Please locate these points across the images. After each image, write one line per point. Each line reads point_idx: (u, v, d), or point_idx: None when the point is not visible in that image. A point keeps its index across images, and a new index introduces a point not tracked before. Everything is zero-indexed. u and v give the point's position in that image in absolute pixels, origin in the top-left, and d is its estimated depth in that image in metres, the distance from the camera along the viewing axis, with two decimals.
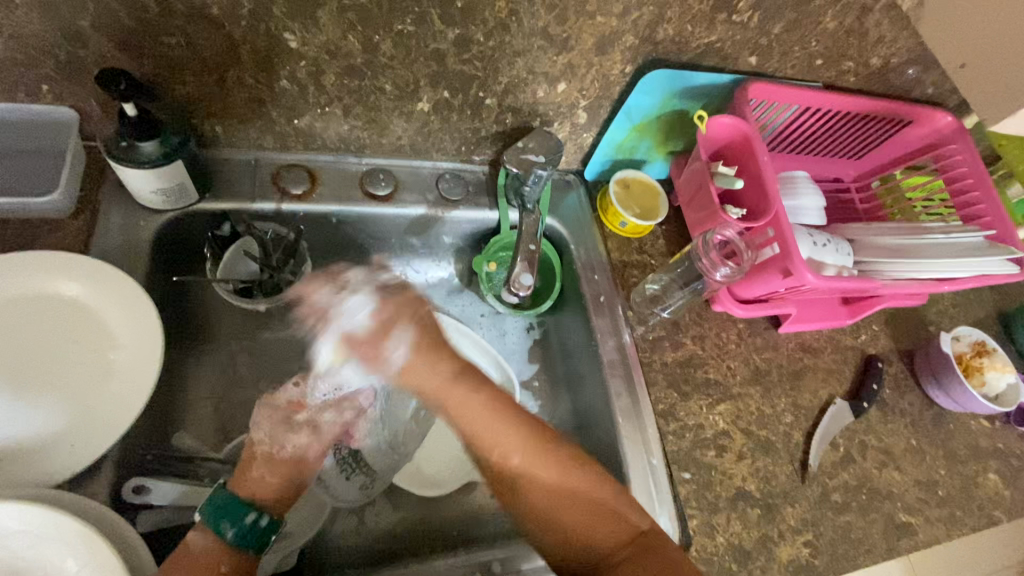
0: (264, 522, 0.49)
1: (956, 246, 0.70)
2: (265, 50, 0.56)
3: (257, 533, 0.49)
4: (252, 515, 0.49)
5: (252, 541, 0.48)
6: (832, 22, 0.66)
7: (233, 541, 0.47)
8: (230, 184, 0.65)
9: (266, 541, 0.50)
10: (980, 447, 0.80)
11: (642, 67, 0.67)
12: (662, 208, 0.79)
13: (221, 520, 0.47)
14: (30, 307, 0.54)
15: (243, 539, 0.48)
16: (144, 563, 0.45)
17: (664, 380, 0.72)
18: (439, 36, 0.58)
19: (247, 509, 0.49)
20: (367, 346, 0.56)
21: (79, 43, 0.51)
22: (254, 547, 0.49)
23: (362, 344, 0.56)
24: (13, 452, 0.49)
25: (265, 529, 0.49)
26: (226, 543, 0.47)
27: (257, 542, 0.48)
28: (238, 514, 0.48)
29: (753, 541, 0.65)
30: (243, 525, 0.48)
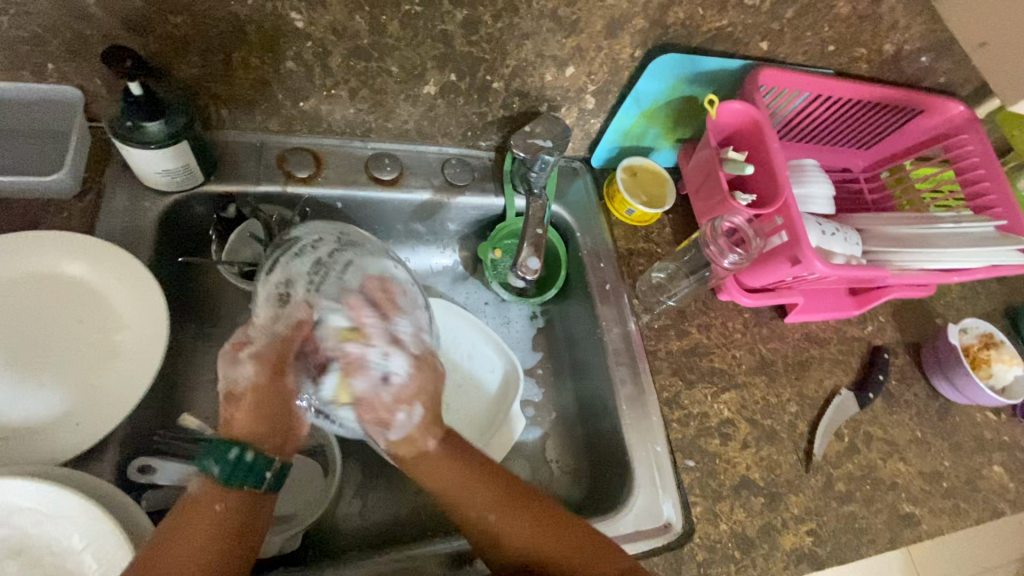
0: (249, 455, 0.46)
1: (968, 236, 0.69)
2: (271, 30, 0.55)
3: (245, 468, 0.45)
4: (237, 450, 0.46)
5: (241, 477, 0.45)
6: (846, 6, 0.65)
7: (222, 476, 0.45)
8: (235, 168, 0.65)
9: (260, 475, 0.46)
10: (985, 439, 0.80)
11: (651, 52, 0.66)
12: (670, 195, 0.78)
13: (206, 459, 0.45)
14: (36, 285, 0.53)
15: (231, 474, 0.45)
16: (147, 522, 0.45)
17: (669, 368, 0.71)
18: (447, 17, 0.58)
19: (227, 445, 0.46)
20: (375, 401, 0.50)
21: (84, 20, 0.51)
22: (247, 484, 0.45)
23: (376, 406, 0.50)
24: (20, 431, 0.49)
25: (254, 463, 0.46)
26: (216, 480, 0.45)
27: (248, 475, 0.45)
28: (221, 450, 0.45)
29: (756, 529, 0.65)
30: (228, 460, 0.45)
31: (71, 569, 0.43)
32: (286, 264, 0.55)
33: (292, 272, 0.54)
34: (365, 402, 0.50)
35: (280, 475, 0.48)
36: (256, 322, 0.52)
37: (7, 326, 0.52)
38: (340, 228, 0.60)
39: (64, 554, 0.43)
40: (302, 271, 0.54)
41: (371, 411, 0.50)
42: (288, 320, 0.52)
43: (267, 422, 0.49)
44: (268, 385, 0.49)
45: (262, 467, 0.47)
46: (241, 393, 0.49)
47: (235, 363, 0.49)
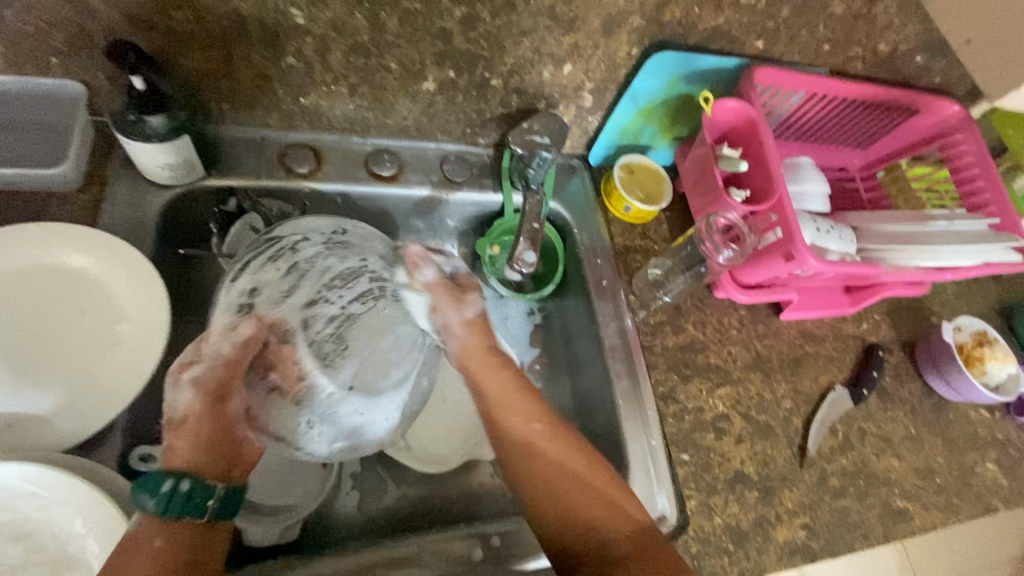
0: (185, 485, 0.43)
1: (960, 234, 0.70)
2: (272, 26, 0.56)
3: (184, 499, 0.43)
4: (171, 482, 0.43)
5: (180, 509, 0.43)
6: (841, 5, 0.66)
7: (157, 510, 0.42)
8: (236, 162, 0.66)
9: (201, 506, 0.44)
10: (979, 436, 0.80)
11: (648, 50, 0.67)
12: (666, 193, 0.79)
13: (136, 495, 0.42)
14: (38, 276, 0.54)
15: (167, 507, 0.42)
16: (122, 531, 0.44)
17: (665, 364, 0.72)
18: (446, 14, 0.58)
19: (160, 477, 0.43)
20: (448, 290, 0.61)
21: (88, 15, 0.52)
22: (187, 515, 0.43)
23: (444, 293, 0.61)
24: (22, 419, 0.50)
25: (193, 492, 0.44)
26: (151, 515, 0.42)
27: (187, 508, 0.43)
28: (153, 483, 0.43)
29: (750, 522, 0.66)
30: (162, 493, 0.42)
31: (73, 553, 0.44)
32: (257, 270, 0.56)
33: (256, 279, 0.55)
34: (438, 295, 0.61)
35: (228, 499, 0.46)
36: (210, 338, 0.51)
37: (10, 316, 0.53)
38: (338, 222, 0.62)
39: (65, 539, 0.44)
40: (273, 278, 0.57)
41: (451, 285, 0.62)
42: (240, 334, 0.53)
43: (215, 447, 0.48)
44: (208, 412, 0.48)
45: (203, 496, 0.44)
46: (179, 420, 0.48)
47: (175, 389, 0.49)
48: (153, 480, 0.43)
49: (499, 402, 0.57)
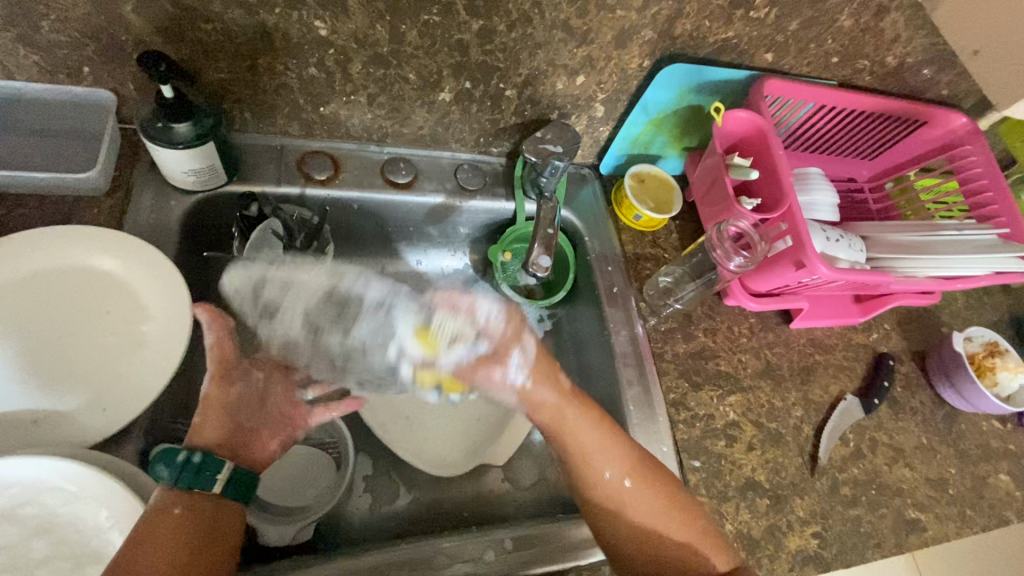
0: (196, 457, 0.46)
1: (969, 243, 0.70)
2: (296, 37, 0.58)
3: (193, 471, 0.45)
4: (184, 454, 0.46)
5: (191, 480, 0.45)
6: (849, 19, 0.67)
7: (170, 480, 0.45)
8: (257, 169, 0.68)
9: (209, 478, 0.46)
10: (991, 447, 0.80)
11: (659, 62, 0.69)
12: (676, 202, 0.80)
13: (155, 464, 0.45)
14: (65, 277, 0.56)
15: (181, 478, 0.45)
16: None
17: (675, 370, 0.73)
18: (463, 27, 0.60)
19: (176, 449, 0.46)
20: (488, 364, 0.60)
21: (121, 26, 0.54)
22: (196, 487, 0.45)
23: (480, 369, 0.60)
24: (48, 416, 0.51)
25: (202, 465, 0.46)
26: (166, 484, 0.45)
27: (196, 479, 0.45)
28: (170, 454, 0.46)
29: (762, 530, 0.66)
30: (176, 464, 0.45)
31: (97, 548, 0.45)
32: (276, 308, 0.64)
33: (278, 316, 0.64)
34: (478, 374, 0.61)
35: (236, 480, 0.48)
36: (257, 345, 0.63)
37: (37, 316, 0.54)
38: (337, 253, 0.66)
39: (91, 532, 0.45)
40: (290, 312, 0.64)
41: (486, 359, 0.60)
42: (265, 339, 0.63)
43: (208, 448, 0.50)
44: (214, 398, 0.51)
45: (213, 470, 0.47)
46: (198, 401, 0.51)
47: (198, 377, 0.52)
48: (169, 451, 0.46)
49: (580, 452, 0.57)
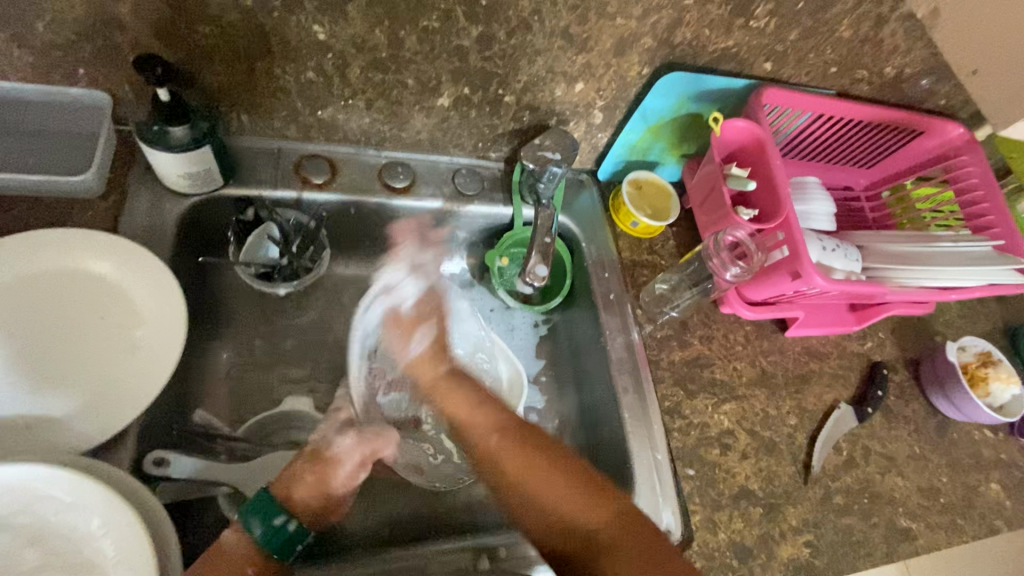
0: (291, 527, 0.49)
1: (964, 255, 0.71)
2: (293, 41, 0.58)
3: (282, 538, 0.49)
4: (281, 518, 0.49)
5: (278, 544, 0.49)
6: (848, 30, 0.67)
7: (261, 538, 0.48)
8: (253, 172, 0.67)
9: (290, 548, 0.49)
10: (983, 456, 0.81)
11: (658, 69, 0.69)
12: (673, 209, 0.80)
13: (253, 517, 0.48)
14: (59, 282, 0.56)
15: (269, 540, 0.48)
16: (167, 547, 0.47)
17: (671, 378, 0.73)
18: (463, 33, 0.60)
19: (275, 510, 0.49)
20: (404, 325, 0.67)
21: (116, 28, 0.53)
22: (277, 553, 0.49)
23: (404, 321, 0.67)
24: (38, 422, 0.51)
25: (292, 536, 0.49)
26: (253, 540, 0.48)
27: (282, 547, 0.49)
28: (269, 514, 0.49)
29: (754, 539, 0.66)
30: (273, 526, 0.48)
31: (88, 558, 0.44)
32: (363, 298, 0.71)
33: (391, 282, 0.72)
34: (395, 330, 0.67)
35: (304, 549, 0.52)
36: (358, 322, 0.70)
37: (30, 320, 0.54)
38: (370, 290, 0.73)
39: (82, 540, 0.44)
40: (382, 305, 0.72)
41: (396, 321, 0.67)
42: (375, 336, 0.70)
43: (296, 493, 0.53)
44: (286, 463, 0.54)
45: (297, 540, 0.50)
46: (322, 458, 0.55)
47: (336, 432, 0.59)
48: (270, 512, 0.48)
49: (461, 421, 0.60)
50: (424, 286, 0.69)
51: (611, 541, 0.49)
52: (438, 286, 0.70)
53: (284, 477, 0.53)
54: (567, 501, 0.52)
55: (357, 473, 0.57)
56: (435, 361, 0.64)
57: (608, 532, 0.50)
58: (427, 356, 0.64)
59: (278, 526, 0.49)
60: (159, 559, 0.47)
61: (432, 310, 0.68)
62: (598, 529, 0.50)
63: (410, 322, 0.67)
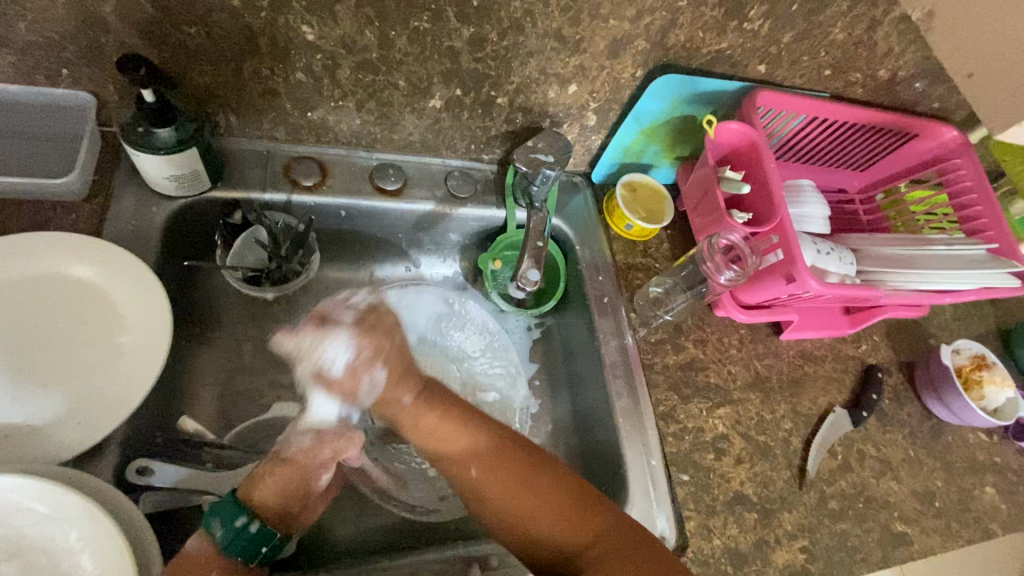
0: (253, 528, 0.47)
1: (960, 258, 0.71)
2: (282, 42, 0.57)
3: (245, 539, 0.47)
4: (243, 519, 0.47)
5: (240, 546, 0.46)
6: (842, 32, 0.67)
7: (222, 540, 0.46)
8: (241, 174, 0.66)
9: (256, 551, 0.47)
10: (977, 460, 0.80)
11: (652, 72, 0.68)
12: (669, 211, 0.79)
13: (216, 518, 0.47)
14: (41, 286, 0.54)
15: (229, 540, 0.46)
16: (149, 558, 0.46)
17: (665, 382, 0.72)
18: (454, 34, 0.59)
19: (238, 511, 0.47)
20: (341, 386, 0.58)
21: (99, 28, 0.52)
22: (242, 555, 0.47)
23: (337, 383, 0.58)
24: (18, 431, 0.50)
25: (256, 537, 0.47)
26: (215, 543, 0.46)
27: (245, 549, 0.46)
28: (231, 515, 0.47)
29: (749, 544, 0.66)
30: (233, 527, 0.46)
31: (66, 571, 0.43)
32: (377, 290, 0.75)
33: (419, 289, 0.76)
34: (332, 391, 0.58)
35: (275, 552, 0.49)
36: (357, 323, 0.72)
37: (12, 326, 0.53)
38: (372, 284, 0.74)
39: (60, 553, 0.43)
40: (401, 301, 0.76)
41: (335, 394, 0.58)
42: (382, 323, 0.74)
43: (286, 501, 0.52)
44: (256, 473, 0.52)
45: (263, 542, 0.48)
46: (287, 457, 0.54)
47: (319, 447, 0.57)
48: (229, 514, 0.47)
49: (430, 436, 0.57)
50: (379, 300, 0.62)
51: (601, 557, 0.48)
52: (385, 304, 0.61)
53: (249, 481, 0.51)
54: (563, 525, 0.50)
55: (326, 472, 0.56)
56: (400, 391, 0.58)
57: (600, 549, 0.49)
58: (384, 397, 0.58)
59: (241, 528, 0.47)
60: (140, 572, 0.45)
61: (377, 347, 0.58)
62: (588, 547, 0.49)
63: (349, 380, 0.58)
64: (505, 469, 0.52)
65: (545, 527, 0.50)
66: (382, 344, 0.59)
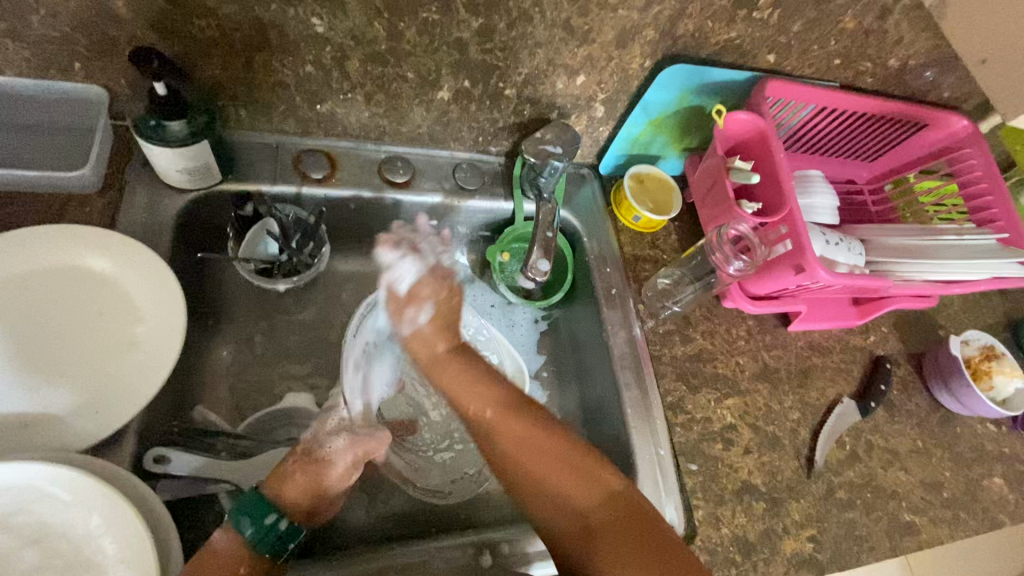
0: (282, 525, 0.49)
1: (971, 248, 0.70)
2: (291, 35, 0.57)
3: (274, 536, 0.49)
4: (273, 517, 0.49)
5: (269, 543, 0.48)
6: (852, 21, 0.66)
7: (251, 538, 0.48)
8: (251, 167, 0.67)
9: (284, 547, 0.50)
10: (986, 450, 0.80)
11: (661, 62, 0.68)
12: (676, 202, 0.79)
13: (243, 516, 0.48)
14: (56, 279, 0.55)
15: (259, 538, 0.48)
16: (169, 545, 0.47)
17: (673, 373, 0.72)
18: (463, 25, 0.59)
19: (267, 509, 0.49)
20: (397, 302, 0.62)
21: (112, 21, 0.53)
22: (270, 551, 0.49)
23: (395, 301, 0.62)
24: (36, 421, 0.50)
25: (284, 534, 0.49)
26: (244, 541, 0.48)
27: (274, 545, 0.49)
28: (260, 512, 0.48)
29: (758, 533, 0.66)
30: (263, 525, 0.48)
31: (88, 556, 0.44)
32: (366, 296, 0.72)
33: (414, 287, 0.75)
34: (392, 305, 0.62)
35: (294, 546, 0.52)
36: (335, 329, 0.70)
37: (29, 318, 0.54)
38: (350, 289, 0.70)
39: (81, 540, 0.44)
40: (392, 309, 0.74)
41: (393, 300, 0.62)
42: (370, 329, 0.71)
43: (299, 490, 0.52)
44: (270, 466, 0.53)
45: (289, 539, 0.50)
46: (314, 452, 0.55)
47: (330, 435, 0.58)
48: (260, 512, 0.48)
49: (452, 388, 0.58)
50: (425, 268, 0.63)
51: (606, 524, 0.48)
52: (439, 268, 0.64)
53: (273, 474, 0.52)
54: (569, 486, 0.50)
55: (350, 472, 0.56)
56: (437, 339, 0.61)
57: (602, 516, 0.48)
58: (425, 335, 0.61)
59: (270, 525, 0.49)
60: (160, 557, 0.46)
61: (434, 291, 0.62)
62: (593, 511, 0.48)
63: (404, 301, 0.62)
64: (516, 431, 0.53)
65: (549, 485, 0.50)
66: (439, 292, 0.63)
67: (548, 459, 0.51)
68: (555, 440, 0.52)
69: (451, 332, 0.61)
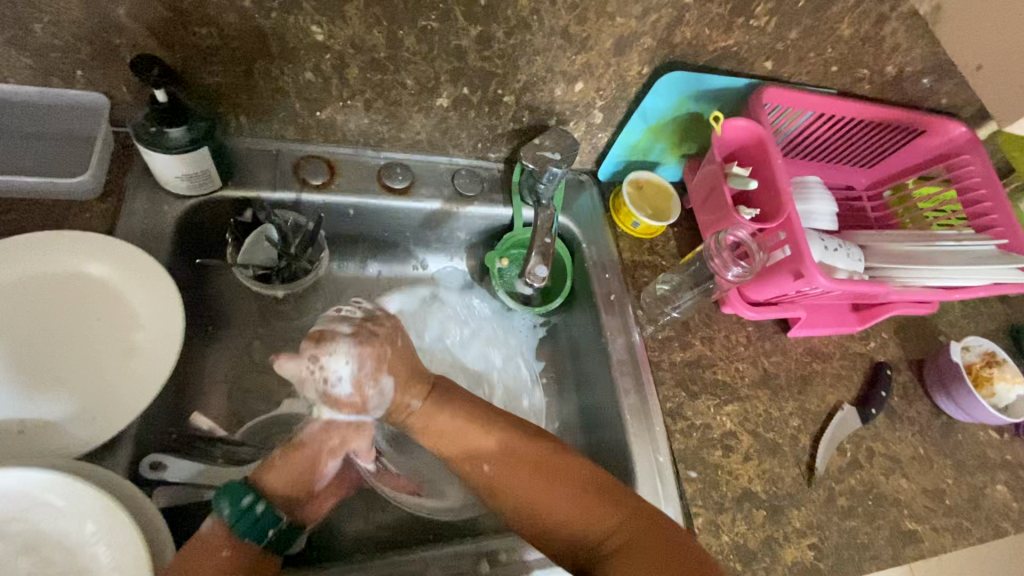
0: (258, 508, 0.48)
1: (970, 253, 0.70)
2: (291, 43, 0.57)
3: (252, 519, 0.48)
4: (250, 499, 0.48)
5: (246, 526, 0.47)
6: (849, 28, 0.67)
7: (229, 520, 0.47)
8: (251, 174, 0.67)
9: (263, 532, 0.48)
10: (988, 457, 0.80)
11: (658, 69, 0.68)
12: (675, 208, 0.79)
13: (222, 498, 0.48)
14: (56, 284, 0.55)
15: (236, 518, 0.47)
16: (163, 550, 0.47)
17: (673, 379, 0.72)
18: (461, 33, 0.60)
19: (243, 491, 0.49)
20: (349, 406, 0.55)
21: (113, 30, 0.53)
22: (249, 536, 0.48)
23: (345, 402, 0.55)
24: (32, 428, 0.50)
25: (261, 517, 0.48)
26: (223, 522, 0.47)
27: (251, 529, 0.47)
28: (237, 495, 0.48)
29: (758, 541, 0.66)
30: (239, 507, 0.48)
31: (83, 563, 0.44)
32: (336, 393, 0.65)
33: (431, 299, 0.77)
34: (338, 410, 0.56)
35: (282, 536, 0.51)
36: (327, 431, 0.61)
37: (29, 324, 0.54)
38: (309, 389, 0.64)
39: (76, 546, 0.44)
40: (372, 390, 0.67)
41: (338, 407, 0.55)
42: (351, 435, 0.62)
43: None
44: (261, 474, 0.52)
45: (268, 524, 0.49)
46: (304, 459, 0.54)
47: (328, 442, 0.57)
48: (237, 493, 0.48)
49: (453, 448, 0.56)
50: (355, 356, 0.54)
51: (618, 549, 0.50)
52: (363, 330, 0.56)
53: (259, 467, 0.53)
54: (586, 521, 0.51)
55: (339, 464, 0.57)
56: (408, 396, 0.56)
57: (615, 541, 0.50)
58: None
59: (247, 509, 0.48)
60: (155, 564, 0.46)
61: (377, 356, 0.55)
62: (606, 540, 0.51)
63: (349, 404, 0.55)
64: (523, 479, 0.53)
65: (558, 519, 0.52)
66: (382, 352, 0.56)
67: (555, 499, 0.52)
68: (560, 477, 0.53)
69: (415, 387, 0.57)
